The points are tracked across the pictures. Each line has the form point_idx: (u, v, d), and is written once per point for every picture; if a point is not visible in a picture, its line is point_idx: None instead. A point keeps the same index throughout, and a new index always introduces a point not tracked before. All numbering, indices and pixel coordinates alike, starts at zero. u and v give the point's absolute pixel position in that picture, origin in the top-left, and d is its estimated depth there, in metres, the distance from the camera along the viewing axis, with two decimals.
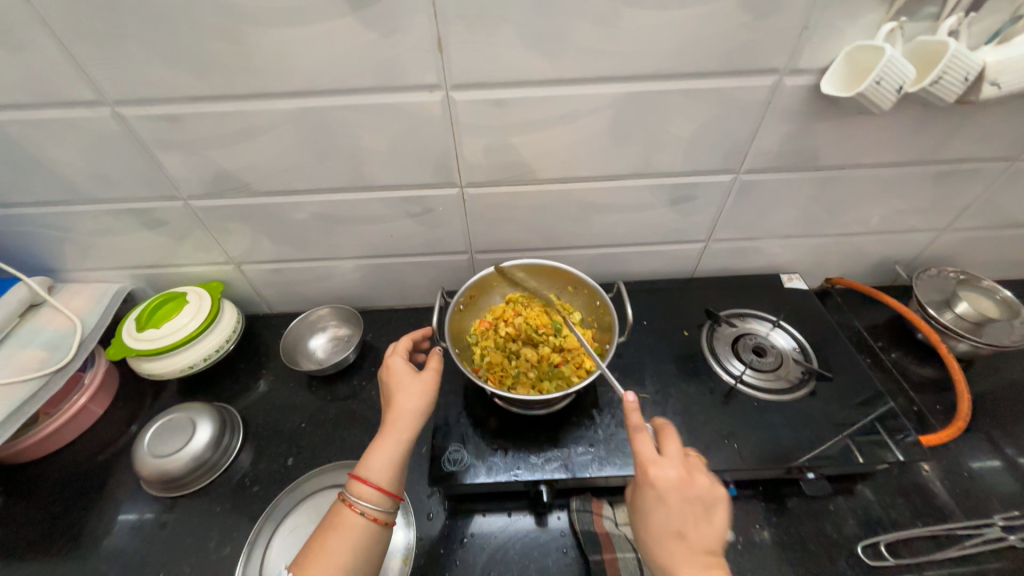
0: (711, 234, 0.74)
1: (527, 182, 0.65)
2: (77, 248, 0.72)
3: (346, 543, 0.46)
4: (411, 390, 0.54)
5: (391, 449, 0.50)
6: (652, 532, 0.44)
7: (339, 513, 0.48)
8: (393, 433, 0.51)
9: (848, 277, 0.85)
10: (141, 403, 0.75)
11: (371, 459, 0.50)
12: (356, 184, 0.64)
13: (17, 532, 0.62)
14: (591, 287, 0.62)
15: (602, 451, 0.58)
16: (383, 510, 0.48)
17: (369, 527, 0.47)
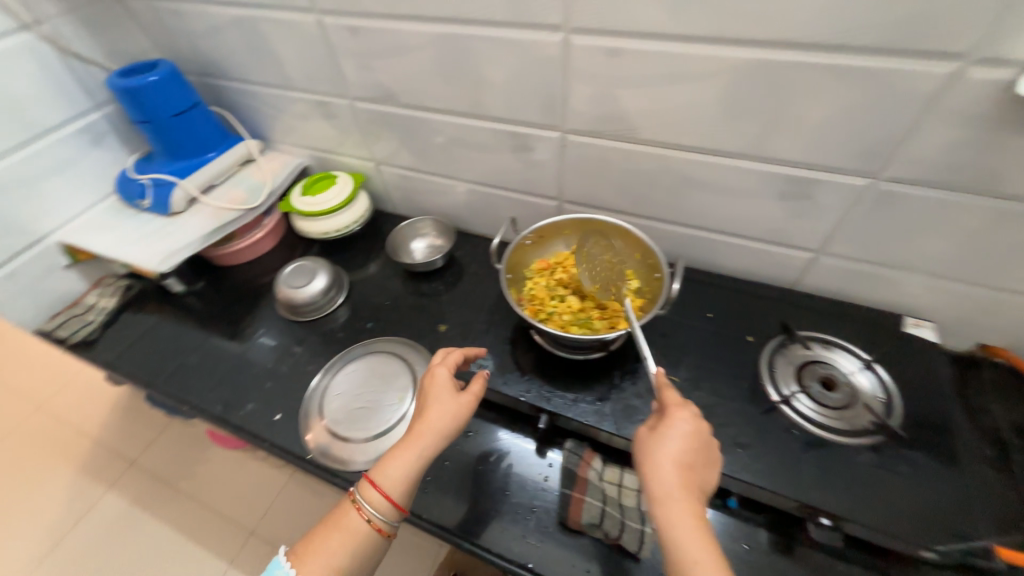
0: (825, 245, 0.65)
1: (626, 140, 0.65)
2: (281, 124, 0.96)
3: (347, 545, 0.52)
4: (443, 412, 0.56)
5: (408, 464, 0.54)
6: (666, 460, 0.44)
7: (346, 512, 0.54)
8: (412, 449, 0.54)
9: (1014, 352, 0.66)
10: (292, 251, 1.00)
11: (386, 470, 0.54)
12: (474, 112, 0.72)
13: (207, 307, 0.92)
14: (655, 257, 0.61)
15: (608, 409, 0.60)
16: (386, 521, 0.54)
17: (370, 533, 0.53)
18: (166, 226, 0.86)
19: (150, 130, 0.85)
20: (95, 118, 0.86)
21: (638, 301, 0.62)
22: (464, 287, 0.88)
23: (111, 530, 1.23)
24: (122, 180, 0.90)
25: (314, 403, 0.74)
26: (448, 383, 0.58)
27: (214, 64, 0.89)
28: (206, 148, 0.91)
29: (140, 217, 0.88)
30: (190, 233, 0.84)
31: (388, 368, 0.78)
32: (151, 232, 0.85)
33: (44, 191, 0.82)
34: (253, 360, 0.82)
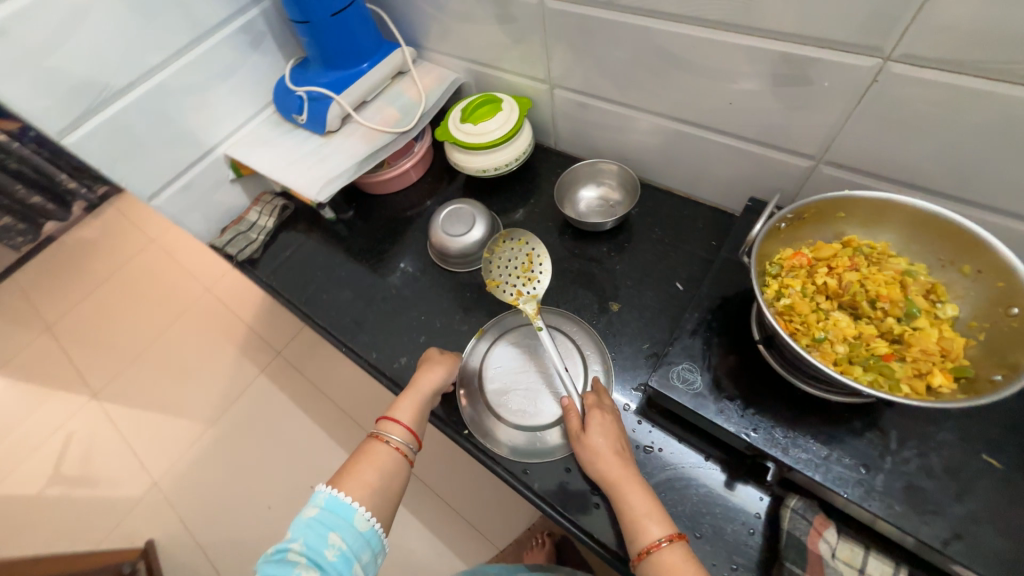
0: None
1: (1018, 78, 0.39)
2: (442, 28, 0.80)
3: (375, 466, 0.55)
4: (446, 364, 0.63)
5: (416, 402, 0.60)
6: (622, 483, 0.49)
7: (371, 444, 0.57)
8: (417, 390, 0.61)
9: None
10: (440, 184, 0.90)
11: (399, 405, 0.60)
12: (731, 19, 0.49)
13: (356, 238, 0.87)
14: (1020, 284, 0.39)
15: (874, 482, 0.44)
16: (406, 445, 0.58)
17: (394, 454, 0.56)
18: (321, 147, 0.79)
19: (307, 32, 0.75)
20: (254, 15, 0.78)
21: (958, 342, 0.42)
22: (641, 255, 0.71)
23: (265, 410, 1.41)
24: (278, 91, 0.83)
25: (472, 375, 0.67)
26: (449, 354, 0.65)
27: None
28: (361, 57, 0.79)
29: (296, 134, 0.82)
30: (345, 158, 0.77)
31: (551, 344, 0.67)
32: (307, 153, 0.79)
33: (210, 99, 0.78)
34: (403, 306, 0.77)
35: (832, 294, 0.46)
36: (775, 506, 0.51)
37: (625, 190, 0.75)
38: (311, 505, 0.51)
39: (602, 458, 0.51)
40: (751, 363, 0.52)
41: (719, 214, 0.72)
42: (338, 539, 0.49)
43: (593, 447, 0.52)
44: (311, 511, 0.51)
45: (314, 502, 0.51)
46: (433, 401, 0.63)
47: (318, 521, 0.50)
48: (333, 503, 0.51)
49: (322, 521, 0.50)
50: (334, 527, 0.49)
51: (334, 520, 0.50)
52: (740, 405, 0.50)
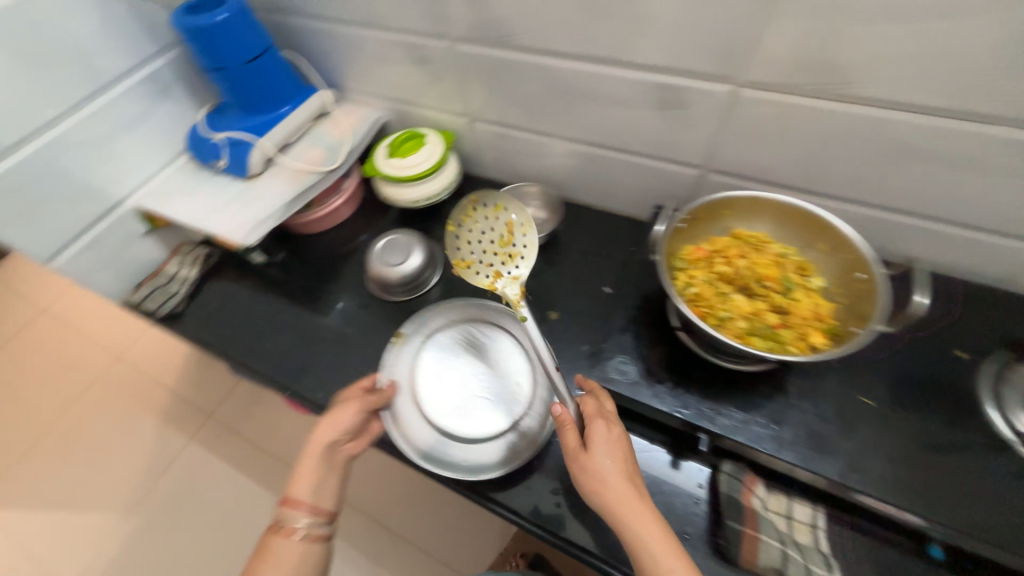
0: None
1: (829, 96, 0.50)
2: (360, 72, 0.84)
3: (284, 562, 0.54)
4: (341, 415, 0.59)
5: (313, 468, 0.57)
6: (621, 505, 0.45)
7: (273, 538, 0.55)
8: (311, 463, 0.57)
9: None
10: (372, 218, 0.91)
11: (297, 485, 0.57)
12: (615, 57, 0.58)
13: (289, 280, 0.85)
14: (860, 254, 0.49)
15: (785, 435, 0.51)
16: (317, 527, 0.56)
17: (303, 546, 0.55)
18: (245, 191, 0.78)
19: (221, 80, 0.75)
20: (160, 66, 0.76)
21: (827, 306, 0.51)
22: (571, 266, 0.77)
23: (196, 483, 1.27)
24: (193, 138, 0.81)
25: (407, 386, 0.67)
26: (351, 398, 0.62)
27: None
28: (280, 100, 0.80)
29: (215, 181, 0.80)
30: (272, 200, 0.76)
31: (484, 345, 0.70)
32: (230, 197, 0.77)
33: (115, 151, 0.74)
34: (349, 342, 0.76)
35: (729, 280, 0.54)
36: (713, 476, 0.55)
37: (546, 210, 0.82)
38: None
39: (608, 485, 0.46)
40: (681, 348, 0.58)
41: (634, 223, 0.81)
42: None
43: (598, 470, 0.47)
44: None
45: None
46: (338, 455, 0.60)
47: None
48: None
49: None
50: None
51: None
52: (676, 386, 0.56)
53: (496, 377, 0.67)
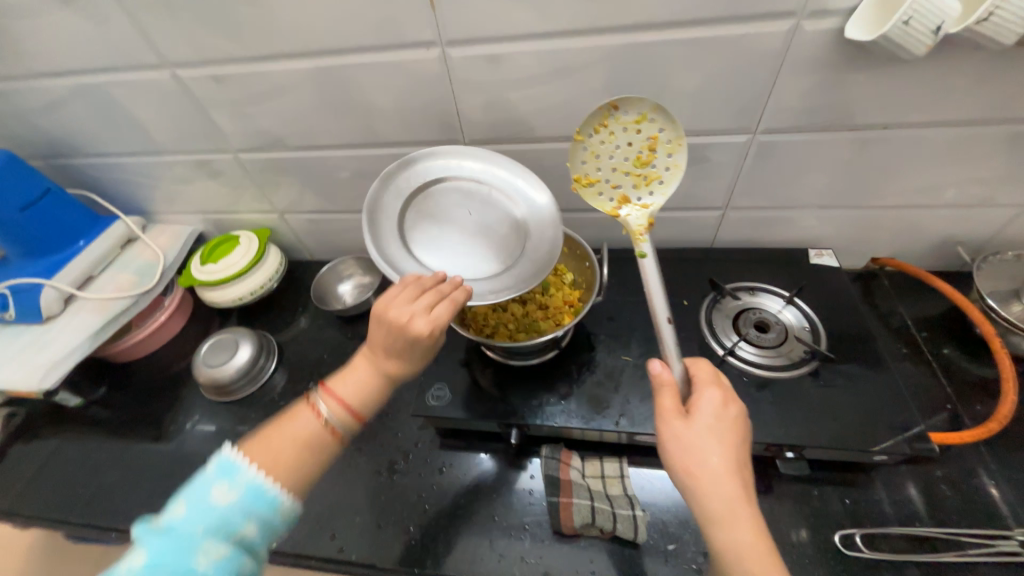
0: (728, 201, 0.69)
1: (527, 140, 0.65)
2: (162, 193, 0.87)
3: (289, 439, 0.47)
4: (408, 352, 0.50)
5: (365, 396, 0.51)
6: (691, 479, 0.41)
7: (301, 410, 0.50)
8: (370, 370, 0.51)
9: (901, 257, 0.74)
10: (207, 326, 0.91)
11: (344, 380, 0.51)
12: (370, 141, 0.69)
13: (119, 413, 0.80)
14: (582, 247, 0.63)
15: (572, 405, 0.61)
16: (336, 420, 0.49)
17: (315, 437, 0.48)
18: (41, 335, 0.74)
19: None
20: None
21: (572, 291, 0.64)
22: None
23: None
24: None
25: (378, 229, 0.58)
26: (417, 286, 0.50)
27: (62, 142, 0.78)
28: (73, 237, 0.79)
29: (5, 333, 0.75)
30: (74, 336, 0.73)
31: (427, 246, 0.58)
32: (22, 346, 0.73)
33: None
34: (189, 457, 0.73)
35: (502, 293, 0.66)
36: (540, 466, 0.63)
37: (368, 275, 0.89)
38: (222, 483, 0.43)
39: (705, 478, 0.40)
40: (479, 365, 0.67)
41: None
42: (248, 528, 0.42)
43: (689, 445, 0.42)
44: (218, 494, 0.42)
45: (220, 480, 0.43)
46: (313, 441, 0.48)
47: (243, 500, 0.42)
48: (250, 483, 0.43)
49: (245, 499, 0.42)
50: (242, 521, 0.42)
51: (239, 518, 0.42)
52: (480, 396, 0.63)
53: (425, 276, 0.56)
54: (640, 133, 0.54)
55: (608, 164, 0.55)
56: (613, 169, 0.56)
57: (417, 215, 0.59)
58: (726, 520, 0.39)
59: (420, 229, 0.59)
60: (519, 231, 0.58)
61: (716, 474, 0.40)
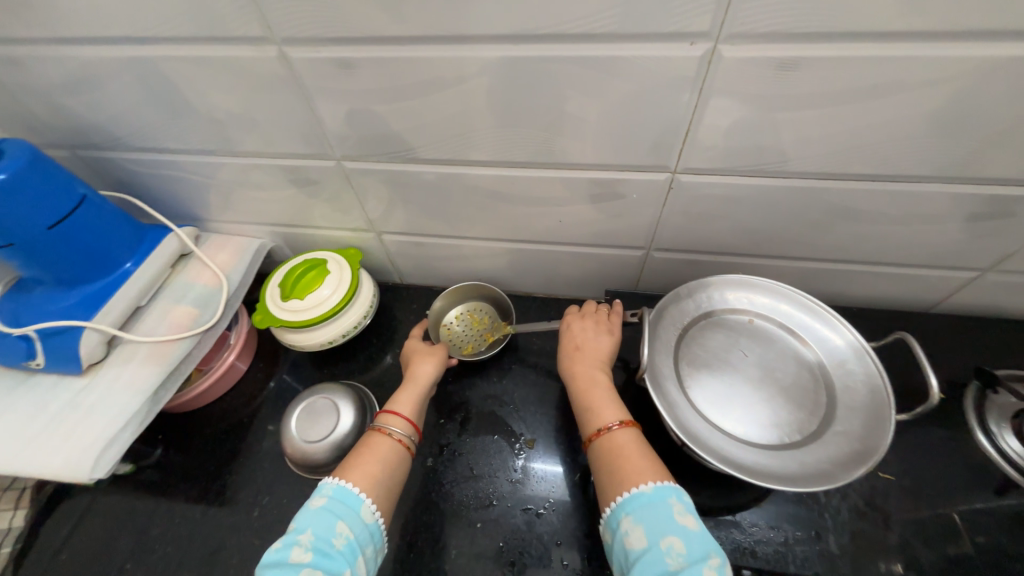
0: (995, 263, 0.53)
1: (768, 174, 0.47)
2: (222, 198, 0.68)
3: (376, 459, 0.47)
4: (602, 397, 0.48)
5: (417, 392, 0.55)
6: (585, 399, 0.49)
7: (372, 437, 0.50)
8: (416, 382, 0.56)
9: None
10: (278, 365, 0.74)
11: (399, 399, 0.54)
12: (538, 160, 0.51)
13: (178, 483, 0.64)
14: (831, 325, 0.46)
15: (831, 546, 0.45)
16: (409, 438, 0.51)
17: (397, 449, 0.49)
18: (82, 392, 0.56)
19: (14, 256, 0.53)
20: None
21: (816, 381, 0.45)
22: (532, 374, 0.69)
23: None
24: None
25: (663, 386, 0.44)
26: (582, 319, 0.56)
27: (97, 131, 0.58)
28: (117, 258, 0.60)
29: (33, 386, 0.57)
30: (127, 396, 0.56)
31: (736, 398, 0.45)
32: (58, 409, 0.55)
33: None
34: None
35: None
36: None
37: (477, 282, 0.71)
38: (672, 522, 0.36)
39: (590, 393, 0.49)
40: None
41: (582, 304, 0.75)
42: (642, 541, 0.37)
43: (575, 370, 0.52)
44: (668, 535, 0.36)
45: (669, 500, 0.38)
46: (393, 476, 0.47)
47: (678, 557, 0.35)
48: (687, 533, 0.36)
49: (683, 561, 0.34)
50: (649, 545, 0.36)
51: (654, 559, 0.35)
52: None
53: (755, 428, 0.43)
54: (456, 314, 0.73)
55: (463, 335, 0.71)
56: (466, 332, 0.71)
57: (695, 361, 0.47)
58: (627, 454, 0.43)
59: (706, 386, 0.46)
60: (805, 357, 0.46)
61: (621, 436, 0.44)
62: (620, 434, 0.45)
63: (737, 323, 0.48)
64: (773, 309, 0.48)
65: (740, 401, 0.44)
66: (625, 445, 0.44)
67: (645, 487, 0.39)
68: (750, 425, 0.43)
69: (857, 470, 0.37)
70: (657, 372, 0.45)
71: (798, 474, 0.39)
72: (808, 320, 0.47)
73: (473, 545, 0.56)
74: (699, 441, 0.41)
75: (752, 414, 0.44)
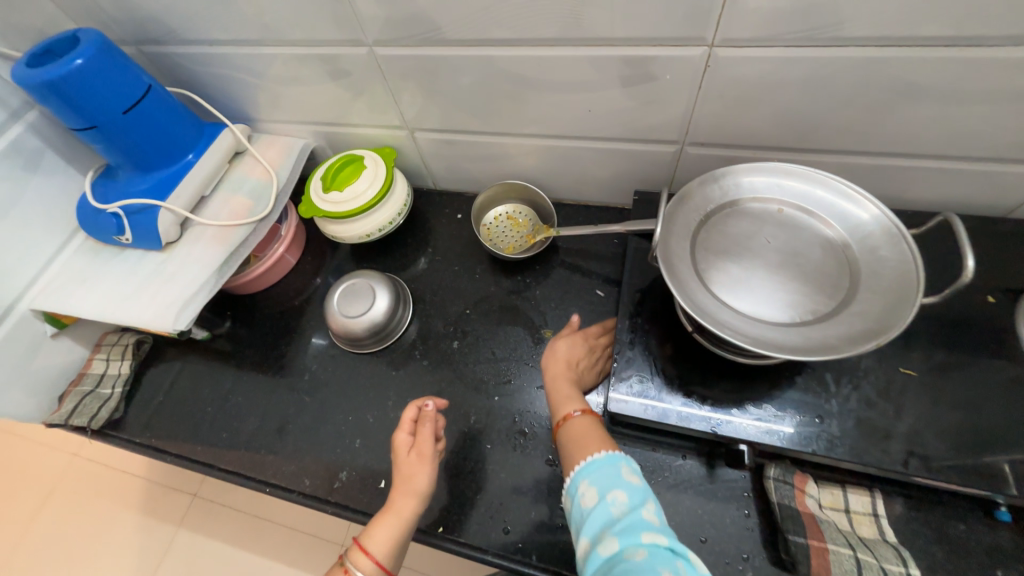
0: None
1: (818, 42, 0.43)
2: (269, 96, 0.71)
3: None
4: (567, 388, 0.54)
5: (394, 531, 0.50)
6: (556, 378, 0.55)
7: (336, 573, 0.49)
8: (396, 514, 0.51)
9: None
10: (324, 259, 0.81)
11: (376, 532, 0.50)
12: (566, 36, 0.49)
13: (245, 350, 0.75)
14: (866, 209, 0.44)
15: (833, 429, 0.46)
16: None
17: None
18: (163, 265, 0.66)
19: (98, 139, 0.60)
20: (19, 133, 0.61)
21: (843, 266, 0.44)
22: (555, 274, 0.71)
23: None
24: (83, 212, 0.67)
25: (676, 268, 0.45)
26: (572, 335, 0.60)
27: (156, 23, 0.62)
28: (182, 148, 0.67)
29: (125, 258, 0.67)
30: (198, 270, 0.64)
31: (752, 282, 0.44)
32: (146, 277, 0.65)
33: None
34: (330, 407, 0.68)
35: None
36: (755, 477, 0.51)
37: (515, 183, 0.72)
38: (639, 500, 0.40)
39: (555, 370, 0.56)
40: (640, 325, 0.56)
41: (611, 211, 0.74)
42: (593, 501, 0.41)
43: (555, 350, 0.58)
44: (615, 489, 0.41)
45: (643, 500, 0.40)
46: None
47: (632, 515, 0.39)
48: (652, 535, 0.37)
49: (629, 514, 0.39)
50: (598, 504, 0.41)
51: (605, 521, 0.40)
52: (650, 360, 0.53)
53: (767, 310, 0.43)
54: (496, 214, 0.74)
55: (503, 234, 0.73)
56: (506, 231, 0.73)
57: (713, 248, 0.46)
58: (573, 439, 0.48)
59: (723, 271, 0.45)
60: (830, 242, 0.44)
61: (578, 422, 0.50)
62: (578, 421, 0.50)
63: (763, 210, 0.47)
64: (806, 195, 0.46)
65: (758, 285, 0.44)
66: (578, 431, 0.49)
67: (598, 454, 0.44)
68: (764, 307, 0.43)
69: (867, 345, 0.37)
70: (674, 255, 0.45)
71: (806, 349, 0.39)
72: (842, 204, 0.45)
73: (489, 414, 0.63)
74: (708, 317, 0.42)
75: (768, 296, 0.43)
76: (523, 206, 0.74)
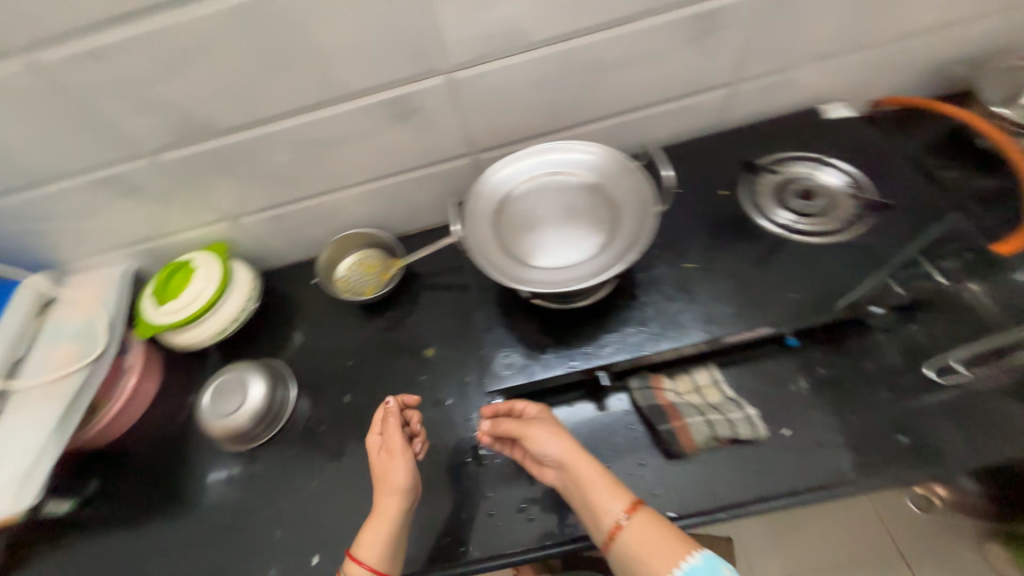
0: (737, 72, 0.63)
1: (517, 50, 0.55)
2: (67, 237, 0.68)
3: None
4: (394, 493, 0.52)
5: (382, 534, 0.51)
6: (396, 484, 0.52)
7: None
8: (382, 515, 0.52)
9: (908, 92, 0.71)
10: (189, 373, 0.76)
11: (363, 540, 0.50)
12: (325, 97, 0.56)
13: (126, 501, 0.68)
14: (605, 155, 0.55)
15: (654, 328, 0.59)
16: None
17: None
18: None
19: None
20: None
21: (608, 203, 0.55)
22: (422, 298, 0.76)
23: None
24: None
25: (486, 250, 0.53)
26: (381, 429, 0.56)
27: None
28: None
29: None
30: (33, 434, 0.58)
31: (545, 240, 0.54)
32: None
33: None
34: (239, 516, 0.64)
35: None
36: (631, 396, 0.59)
37: (353, 232, 0.75)
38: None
39: (383, 470, 0.54)
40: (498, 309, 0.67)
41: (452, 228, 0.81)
42: None
43: (375, 451, 0.55)
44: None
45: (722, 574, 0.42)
46: None
47: None
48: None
49: None
50: None
51: None
52: (512, 335, 0.65)
53: (563, 259, 0.53)
54: (346, 267, 0.77)
55: (358, 281, 0.75)
56: (360, 277, 0.75)
57: (510, 222, 0.55)
58: (592, 486, 0.48)
59: (522, 239, 0.55)
60: (592, 189, 0.56)
61: (637, 523, 0.45)
62: (627, 525, 0.46)
63: (538, 178, 0.56)
64: (563, 158, 0.56)
65: (551, 244, 0.54)
66: (634, 540, 0.45)
67: (695, 559, 0.43)
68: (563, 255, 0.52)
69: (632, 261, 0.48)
70: (482, 242, 0.53)
71: (590, 280, 0.50)
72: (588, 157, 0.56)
73: None
74: (517, 282, 0.51)
75: (561, 247, 0.53)
76: (369, 250, 0.77)
